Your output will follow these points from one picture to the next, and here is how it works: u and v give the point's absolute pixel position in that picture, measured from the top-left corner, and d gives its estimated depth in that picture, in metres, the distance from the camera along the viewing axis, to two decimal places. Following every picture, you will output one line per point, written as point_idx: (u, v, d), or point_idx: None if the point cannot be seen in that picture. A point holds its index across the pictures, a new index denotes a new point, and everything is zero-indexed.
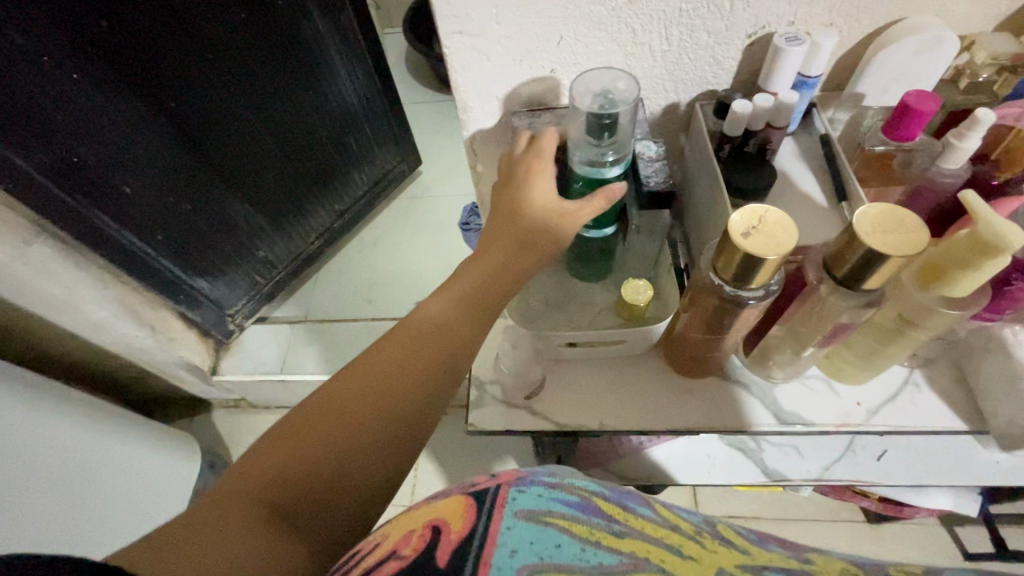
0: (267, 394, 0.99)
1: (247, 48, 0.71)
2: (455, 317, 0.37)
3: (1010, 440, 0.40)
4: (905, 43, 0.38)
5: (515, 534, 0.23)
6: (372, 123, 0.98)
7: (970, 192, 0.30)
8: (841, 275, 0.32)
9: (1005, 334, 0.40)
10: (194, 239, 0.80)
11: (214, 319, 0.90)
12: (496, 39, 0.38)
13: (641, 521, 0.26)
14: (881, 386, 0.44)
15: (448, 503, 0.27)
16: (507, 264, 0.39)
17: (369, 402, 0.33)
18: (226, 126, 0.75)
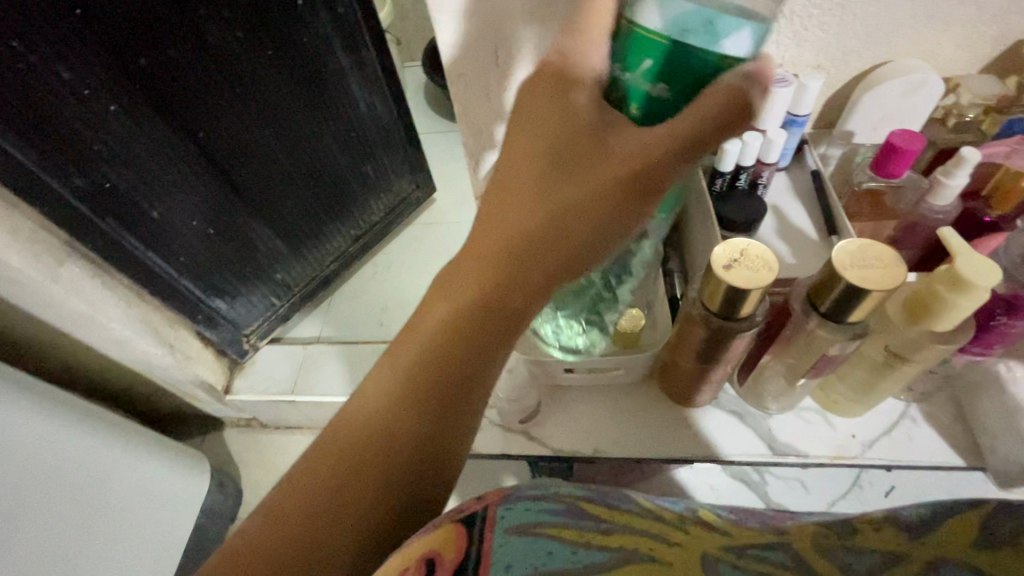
0: (277, 414, 1.00)
1: (275, 81, 0.76)
2: (462, 327, 0.34)
3: (1007, 477, 0.41)
4: (892, 84, 0.41)
5: (508, 551, 0.26)
6: (389, 152, 1.02)
7: (949, 230, 0.32)
8: (824, 308, 0.33)
9: (999, 369, 0.41)
10: (215, 262, 0.83)
11: (229, 337, 0.93)
12: (499, 79, 0.44)
13: (626, 514, 0.28)
14: (876, 420, 0.44)
15: (436, 532, 0.27)
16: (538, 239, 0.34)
17: (389, 417, 0.34)
18: (249, 153, 0.79)
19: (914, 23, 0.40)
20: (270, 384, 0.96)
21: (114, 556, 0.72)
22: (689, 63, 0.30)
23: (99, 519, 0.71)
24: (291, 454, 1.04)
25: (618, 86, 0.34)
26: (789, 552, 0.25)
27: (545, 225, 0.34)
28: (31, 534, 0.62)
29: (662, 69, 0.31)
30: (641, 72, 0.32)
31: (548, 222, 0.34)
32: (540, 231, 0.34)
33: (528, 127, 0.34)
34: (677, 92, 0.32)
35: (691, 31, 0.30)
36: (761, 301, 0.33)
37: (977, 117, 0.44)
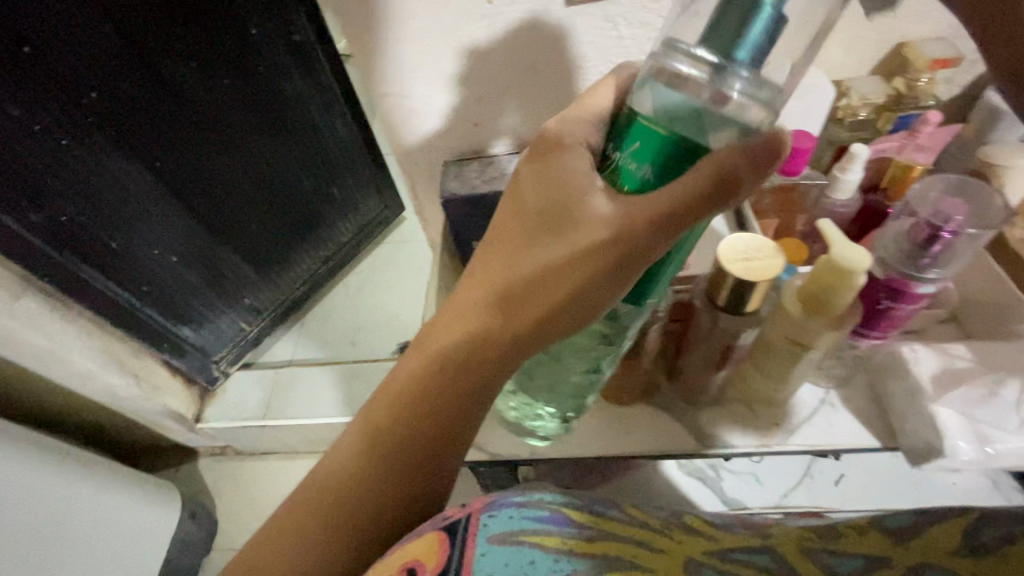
0: (249, 440, 0.99)
1: (233, 109, 0.77)
2: (434, 399, 0.33)
3: (916, 455, 0.41)
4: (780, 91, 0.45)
5: (488, 562, 0.26)
6: (354, 171, 1.03)
7: (829, 223, 0.35)
8: (722, 302, 0.37)
9: (905, 352, 0.42)
10: (180, 290, 0.84)
11: (198, 366, 0.92)
12: (422, 97, 0.45)
13: (613, 524, 0.29)
14: (797, 405, 0.45)
15: (421, 540, 0.28)
16: (518, 299, 0.31)
17: (378, 457, 0.34)
18: (209, 181, 0.80)
19: None
20: (242, 409, 0.95)
21: None
22: (675, 152, 0.27)
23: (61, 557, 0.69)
24: (266, 480, 1.03)
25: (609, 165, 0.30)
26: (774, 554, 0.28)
27: (516, 292, 0.32)
28: None
29: (644, 156, 0.28)
30: (629, 153, 0.29)
31: (521, 290, 0.31)
32: (514, 297, 0.32)
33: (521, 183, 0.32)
34: (660, 181, 0.28)
35: (681, 123, 0.27)
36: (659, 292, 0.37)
37: (870, 116, 0.48)
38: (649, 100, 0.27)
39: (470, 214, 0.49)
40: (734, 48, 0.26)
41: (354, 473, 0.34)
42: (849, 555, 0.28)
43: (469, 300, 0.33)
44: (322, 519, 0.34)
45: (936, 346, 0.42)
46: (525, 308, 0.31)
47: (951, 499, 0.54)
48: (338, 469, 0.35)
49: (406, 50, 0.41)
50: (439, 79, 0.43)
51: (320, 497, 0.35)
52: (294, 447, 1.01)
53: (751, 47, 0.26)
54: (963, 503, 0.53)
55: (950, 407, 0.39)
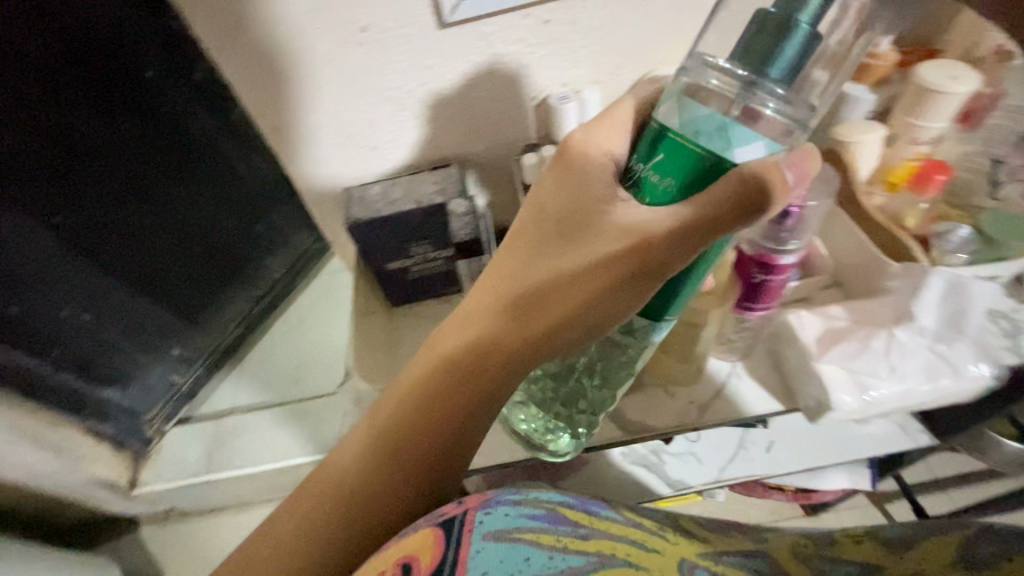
0: (195, 499, 0.95)
1: (133, 152, 0.69)
2: (466, 381, 0.43)
3: (816, 412, 0.48)
4: None
5: (483, 556, 0.29)
6: (277, 207, 0.89)
7: None
8: None
9: (791, 319, 0.50)
10: (95, 351, 0.76)
11: (127, 428, 0.86)
12: (338, 147, 0.64)
13: (604, 523, 0.33)
14: (710, 381, 0.53)
15: (420, 535, 0.32)
16: (543, 297, 0.41)
17: (413, 430, 0.43)
18: (123, 231, 0.73)
19: None
20: (182, 468, 0.90)
21: None
22: (699, 165, 0.35)
23: None
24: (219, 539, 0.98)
25: (632, 176, 0.38)
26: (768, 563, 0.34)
27: (539, 297, 0.41)
28: None
29: (671, 167, 0.35)
30: (653, 163, 0.37)
31: (545, 295, 0.41)
32: (536, 300, 0.41)
33: (554, 194, 0.41)
34: (680, 190, 0.36)
35: (709, 135, 0.34)
36: None
37: None
38: (677, 114, 0.35)
39: (391, 231, 0.55)
40: (769, 68, 0.34)
41: (397, 440, 0.44)
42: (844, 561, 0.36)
43: (507, 286, 0.43)
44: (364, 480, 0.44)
45: (819, 312, 0.50)
46: (547, 305, 0.41)
47: (868, 448, 0.59)
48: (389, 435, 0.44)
49: (324, 110, 0.60)
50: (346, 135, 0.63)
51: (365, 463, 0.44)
52: (248, 499, 0.97)
53: (783, 66, 0.34)
54: (876, 451, 0.59)
55: (829, 363, 0.47)
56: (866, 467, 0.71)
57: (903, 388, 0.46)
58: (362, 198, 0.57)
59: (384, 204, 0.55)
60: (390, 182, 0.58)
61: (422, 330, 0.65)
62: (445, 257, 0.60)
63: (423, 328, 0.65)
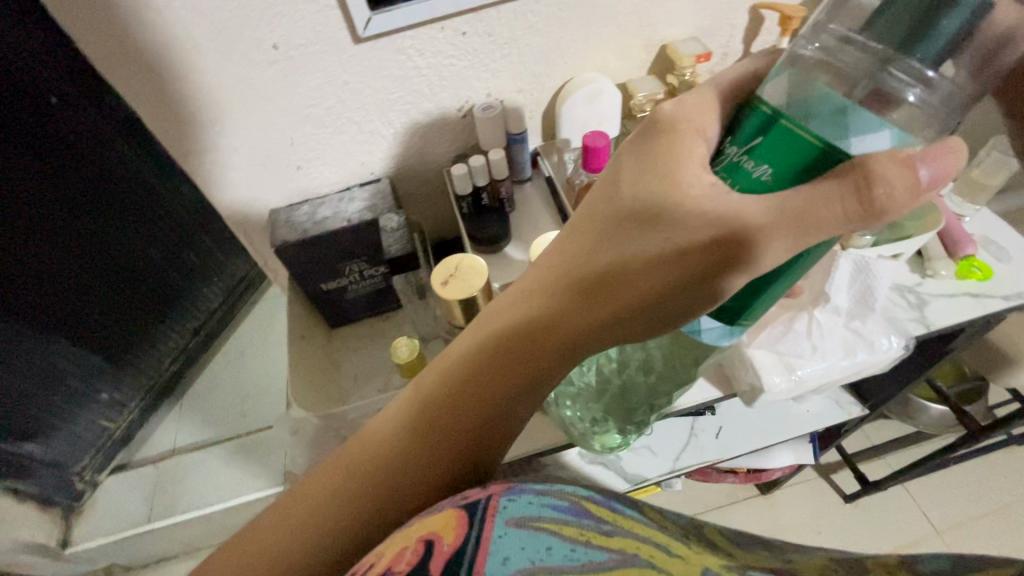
0: (137, 552, 0.88)
1: (45, 188, 0.64)
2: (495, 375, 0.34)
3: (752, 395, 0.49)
4: (575, 97, 0.54)
5: (507, 541, 0.25)
6: (210, 231, 0.88)
7: None
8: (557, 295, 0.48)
9: None
10: (11, 405, 0.69)
11: (53, 484, 0.79)
12: (244, 163, 0.52)
13: (631, 521, 0.29)
14: None
15: (441, 515, 0.28)
16: (601, 282, 0.31)
17: (425, 424, 0.35)
18: (40, 275, 0.66)
19: (573, 47, 0.52)
20: (119, 520, 0.84)
21: None
22: (806, 155, 0.25)
23: None
24: None
25: (723, 159, 0.28)
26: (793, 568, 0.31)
27: (590, 295, 0.31)
28: None
29: (774, 153, 0.26)
30: (750, 147, 0.26)
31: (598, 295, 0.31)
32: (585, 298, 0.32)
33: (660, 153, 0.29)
34: (780, 184, 0.26)
35: (821, 119, 0.25)
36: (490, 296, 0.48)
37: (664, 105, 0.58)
38: (785, 93, 0.26)
39: (326, 250, 0.54)
40: (918, 45, 0.24)
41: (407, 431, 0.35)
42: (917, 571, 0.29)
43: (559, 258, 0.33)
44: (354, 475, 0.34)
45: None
46: (604, 296, 0.31)
47: (808, 422, 0.62)
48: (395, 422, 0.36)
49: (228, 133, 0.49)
50: (239, 131, 0.49)
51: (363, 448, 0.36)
52: (197, 544, 0.92)
53: (933, 44, 0.24)
54: (815, 425, 0.62)
55: (759, 348, 0.47)
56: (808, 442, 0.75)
57: (829, 364, 0.47)
58: (290, 219, 0.55)
59: (312, 224, 0.54)
60: (314, 203, 0.56)
61: (367, 350, 0.63)
62: (383, 273, 0.59)
63: (368, 349, 0.64)
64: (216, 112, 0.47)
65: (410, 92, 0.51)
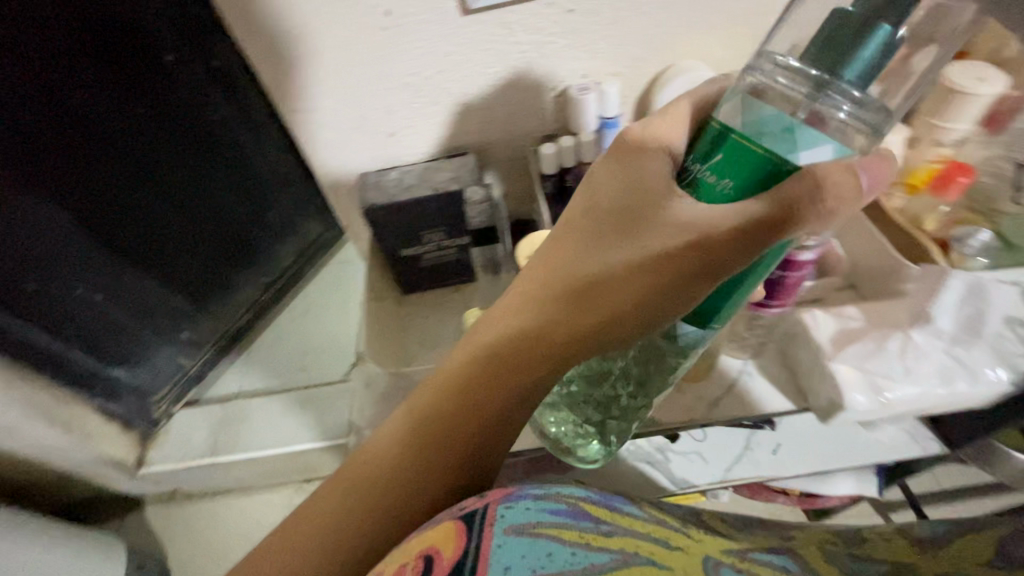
0: (198, 481, 0.95)
1: (152, 138, 0.69)
2: (490, 375, 0.38)
3: (824, 413, 0.47)
4: (675, 82, 0.52)
5: (507, 550, 0.26)
6: (291, 195, 0.89)
7: None
8: None
9: (807, 318, 0.48)
10: (107, 331, 0.77)
11: (136, 408, 0.87)
12: (343, 124, 0.55)
13: (624, 518, 0.31)
14: (718, 378, 0.50)
15: (438, 528, 0.30)
16: (591, 294, 0.37)
17: (427, 428, 0.39)
18: (139, 216, 0.73)
19: (678, 32, 0.51)
20: (187, 449, 0.91)
21: None
22: (760, 167, 0.30)
23: None
24: (220, 523, 0.99)
25: (688, 176, 0.34)
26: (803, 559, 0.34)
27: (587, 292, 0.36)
28: None
29: (734, 167, 0.31)
30: (711, 163, 0.32)
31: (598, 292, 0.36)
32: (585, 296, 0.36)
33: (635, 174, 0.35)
34: (740, 193, 0.32)
35: (773, 137, 0.30)
36: None
37: None
38: (739, 115, 0.31)
39: (406, 216, 0.56)
40: (846, 70, 0.29)
41: (411, 442, 0.39)
42: (870, 562, 0.36)
43: (544, 274, 0.39)
44: (369, 494, 0.39)
45: (833, 311, 0.48)
46: (595, 304, 0.36)
47: (878, 454, 0.59)
48: (393, 439, 0.40)
49: (333, 94, 0.52)
50: (341, 93, 0.52)
51: (370, 472, 0.40)
52: (250, 483, 0.98)
53: (860, 69, 0.29)
54: (883, 457, 0.58)
55: (843, 363, 0.45)
56: (873, 474, 0.70)
57: (922, 390, 0.43)
58: (378, 183, 0.57)
59: (398, 189, 0.55)
60: (402, 169, 0.58)
61: (432, 320, 0.65)
62: (458, 246, 0.60)
63: (433, 319, 0.65)
64: (322, 73, 0.50)
65: (506, 67, 0.51)
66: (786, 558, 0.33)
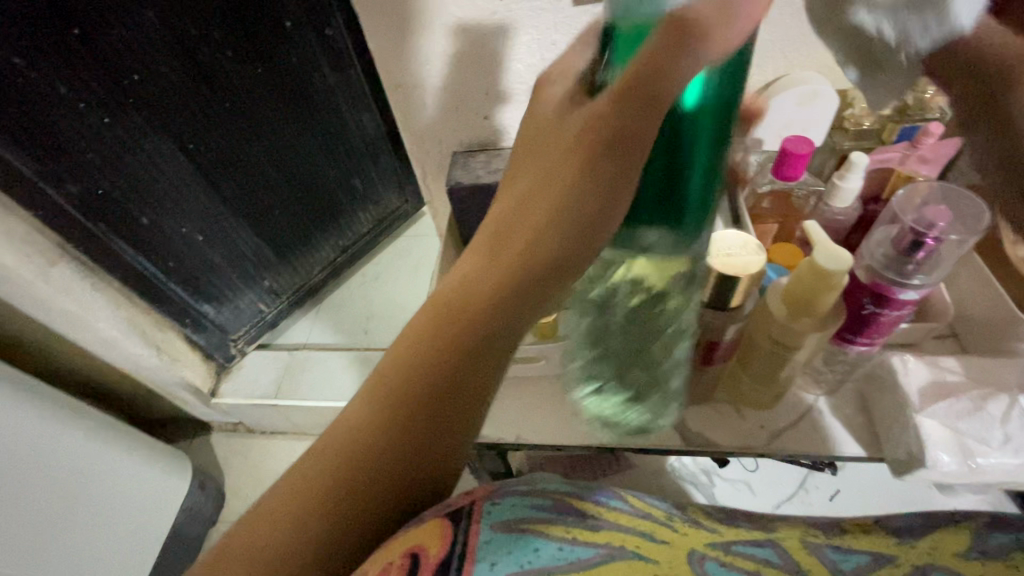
0: (260, 418, 1.03)
1: (265, 99, 0.74)
2: (451, 317, 0.28)
3: (900, 467, 0.43)
4: (788, 94, 0.46)
5: (495, 547, 0.24)
6: (378, 166, 0.95)
7: (815, 225, 0.38)
8: (706, 298, 0.39)
9: (896, 362, 0.44)
10: (203, 270, 0.84)
11: (216, 342, 0.95)
12: (440, 103, 0.56)
13: (613, 513, 0.29)
14: (785, 410, 0.47)
15: (421, 526, 0.25)
16: (531, 220, 0.29)
17: (375, 405, 0.27)
18: (245, 168, 0.79)
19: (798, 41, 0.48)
20: (254, 387, 0.98)
21: (80, 552, 0.74)
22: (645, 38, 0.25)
23: (77, 512, 0.74)
24: (273, 461, 1.06)
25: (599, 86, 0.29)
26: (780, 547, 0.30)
27: (503, 226, 0.30)
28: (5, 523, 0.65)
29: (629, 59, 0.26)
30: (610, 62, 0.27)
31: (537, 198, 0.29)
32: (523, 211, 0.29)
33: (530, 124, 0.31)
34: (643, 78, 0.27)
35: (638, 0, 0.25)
36: None
37: (874, 126, 0.49)
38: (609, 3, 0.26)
39: (487, 199, 0.57)
40: None
41: (355, 432, 0.27)
42: (856, 551, 0.30)
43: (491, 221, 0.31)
44: (317, 508, 0.25)
45: (927, 360, 0.44)
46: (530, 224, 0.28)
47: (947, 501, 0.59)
48: (331, 441, 0.27)
49: (434, 73, 0.53)
50: (443, 73, 0.53)
51: (305, 486, 0.26)
52: (304, 429, 1.04)
53: None
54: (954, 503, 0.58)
55: (932, 419, 0.41)
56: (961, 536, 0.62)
57: (1023, 462, 0.39)
58: (467, 165, 0.58)
59: (484, 173, 0.57)
60: (490, 154, 0.59)
61: None
62: None
63: None
64: (428, 51, 0.51)
65: None
66: (773, 548, 0.29)
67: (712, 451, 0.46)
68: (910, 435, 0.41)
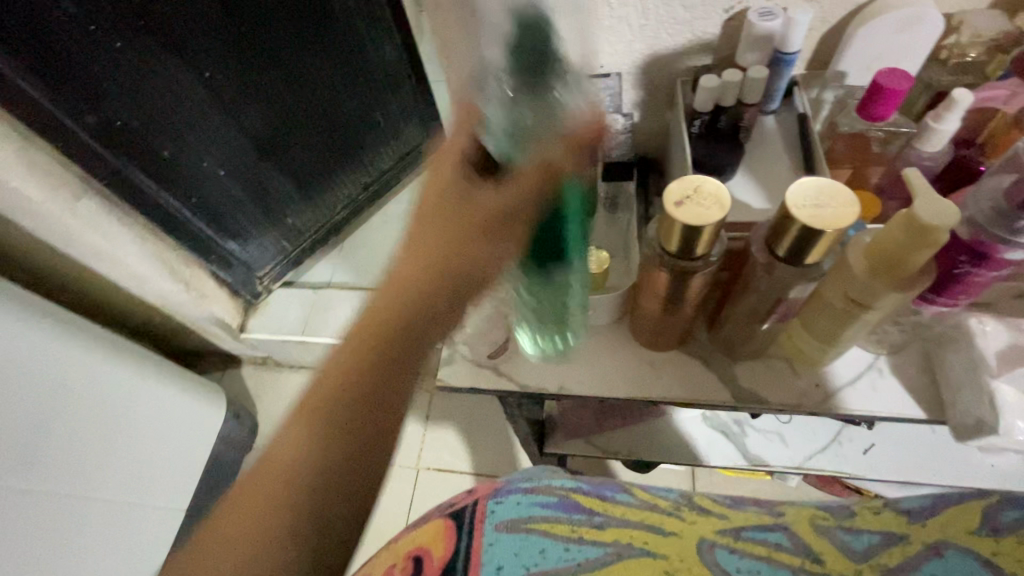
0: (290, 353, 1.05)
1: (281, 21, 0.68)
2: (383, 389, 0.35)
3: (964, 430, 0.42)
4: (886, 20, 0.43)
5: (498, 549, 0.29)
6: (400, 95, 0.90)
7: (913, 174, 0.33)
8: (782, 253, 0.36)
9: (972, 323, 0.42)
10: (227, 205, 0.83)
11: (242, 278, 0.95)
12: None
13: (620, 508, 0.32)
14: (842, 368, 0.46)
15: (429, 528, 0.32)
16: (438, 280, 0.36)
17: (331, 456, 0.34)
18: (265, 100, 0.75)
19: None
20: (282, 324, 1.00)
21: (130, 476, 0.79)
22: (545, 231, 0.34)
23: (121, 441, 0.77)
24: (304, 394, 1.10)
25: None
26: (789, 536, 0.30)
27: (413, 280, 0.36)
28: (58, 452, 0.69)
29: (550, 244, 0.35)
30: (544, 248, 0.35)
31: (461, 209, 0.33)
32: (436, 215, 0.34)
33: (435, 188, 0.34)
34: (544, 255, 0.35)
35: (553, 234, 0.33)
36: (715, 241, 0.36)
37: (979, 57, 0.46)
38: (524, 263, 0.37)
39: None
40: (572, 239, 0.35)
41: (315, 472, 0.34)
42: (865, 533, 0.30)
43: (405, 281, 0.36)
44: (285, 537, 0.33)
45: (1010, 321, 0.41)
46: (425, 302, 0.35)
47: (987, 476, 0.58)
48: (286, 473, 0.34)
49: None
50: None
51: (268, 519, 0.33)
52: None
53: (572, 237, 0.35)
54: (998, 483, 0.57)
55: (1011, 383, 0.39)
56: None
57: None
58: None
59: None
60: None
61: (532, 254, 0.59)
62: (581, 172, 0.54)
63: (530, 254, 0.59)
64: None
65: None
66: (783, 538, 0.29)
67: (762, 407, 0.45)
68: (982, 400, 0.40)
